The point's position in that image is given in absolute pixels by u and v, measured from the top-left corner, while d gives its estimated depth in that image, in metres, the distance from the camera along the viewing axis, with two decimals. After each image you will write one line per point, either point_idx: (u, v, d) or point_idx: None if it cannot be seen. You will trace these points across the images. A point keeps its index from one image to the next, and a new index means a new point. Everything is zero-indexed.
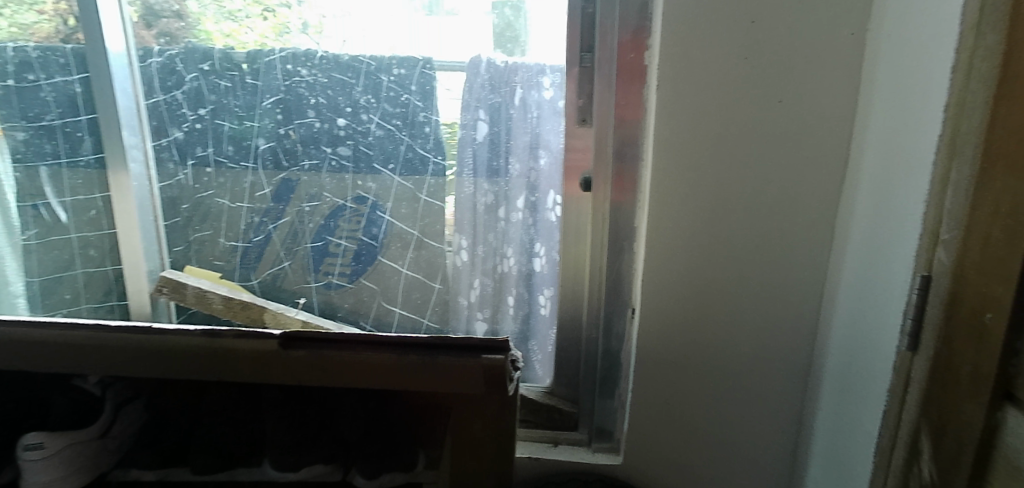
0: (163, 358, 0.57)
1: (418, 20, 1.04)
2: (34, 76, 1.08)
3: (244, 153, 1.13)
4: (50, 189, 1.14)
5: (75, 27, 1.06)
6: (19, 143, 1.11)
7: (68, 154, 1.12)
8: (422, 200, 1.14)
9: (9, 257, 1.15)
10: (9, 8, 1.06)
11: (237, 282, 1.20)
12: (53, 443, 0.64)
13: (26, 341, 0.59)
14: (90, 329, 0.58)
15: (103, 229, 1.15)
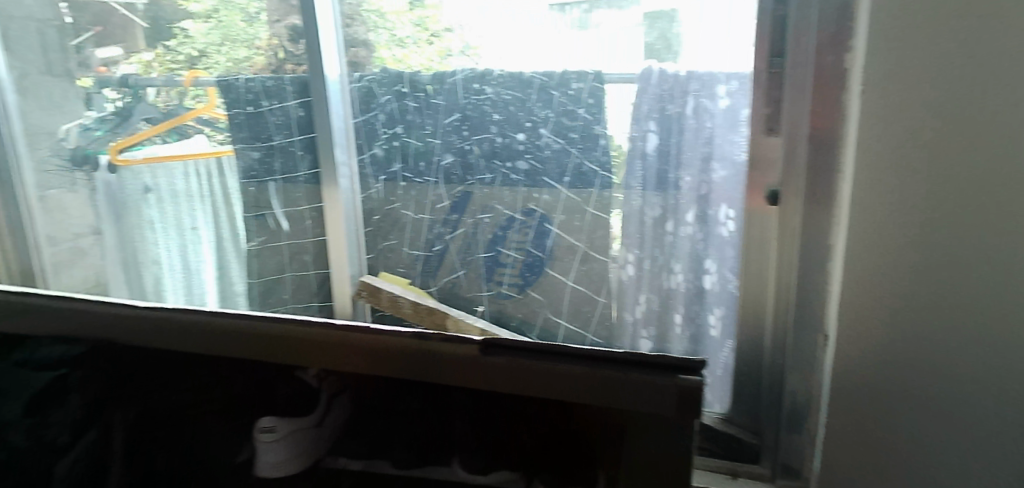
0: (377, 357, 0.63)
1: (569, 37, 1.07)
2: (267, 103, 1.24)
3: (428, 169, 1.21)
4: (276, 201, 1.30)
5: (283, 59, 1.21)
6: (253, 161, 1.28)
7: (284, 171, 1.27)
8: (589, 212, 1.14)
9: (237, 259, 1.36)
10: (227, 46, 1.24)
11: (425, 289, 1.28)
12: (282, 427, 0.67)
13: (259, 331, 0.65)
14: (318, 326, 0.64)
15: (312, 236, 1.29)
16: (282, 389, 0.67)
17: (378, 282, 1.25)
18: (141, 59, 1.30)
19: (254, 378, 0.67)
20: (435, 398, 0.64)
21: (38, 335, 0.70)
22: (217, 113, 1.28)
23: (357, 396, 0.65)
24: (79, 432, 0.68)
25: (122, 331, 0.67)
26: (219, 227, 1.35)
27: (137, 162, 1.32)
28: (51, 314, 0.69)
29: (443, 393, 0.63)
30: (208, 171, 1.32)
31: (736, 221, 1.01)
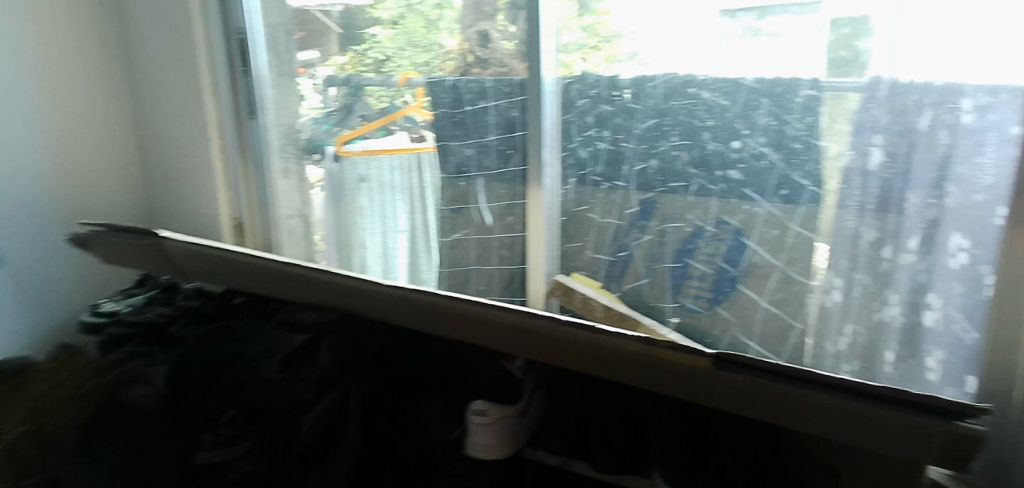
0: (599, 357, 0.62)
1: (749, 43, 1.03)
2: (484, 101, 1.27)
3: (619, 173, 1.20)
4: (482, 196, 1.33)
5: (471, 63, 1.26)
6: (467, 157, 1.31)
7: (492, 170, 1.31)
8: (793, 230, 1.06)
9: (426, 250, 1.43)
10: (409, 51, 1.31)
11: (617, 294, 1.26)
12: (492, 413, 0.69)
13: (485, 320, 0.67)
14: (541, 320, 0.64)
15: (516, 232, 1.32)
16: (488, 377, 0.72)
17: (571, 282, 1.27)
18: (335, 62, 1.37)
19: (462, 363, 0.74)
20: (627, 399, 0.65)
21: (292, 302, 0.81)
22: (425, 113, 1.33)
23: (559, 391, 0.71)
24: (318, 393, 0.70)
25: (359, 305, 0.74)
26: (413, 217, 1.43)
27: (355, 153, 1.42)
28: (306, 285, 0.78)
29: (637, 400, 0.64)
30: (409, 167, 1.40)
31: (971, 254, 0.88)
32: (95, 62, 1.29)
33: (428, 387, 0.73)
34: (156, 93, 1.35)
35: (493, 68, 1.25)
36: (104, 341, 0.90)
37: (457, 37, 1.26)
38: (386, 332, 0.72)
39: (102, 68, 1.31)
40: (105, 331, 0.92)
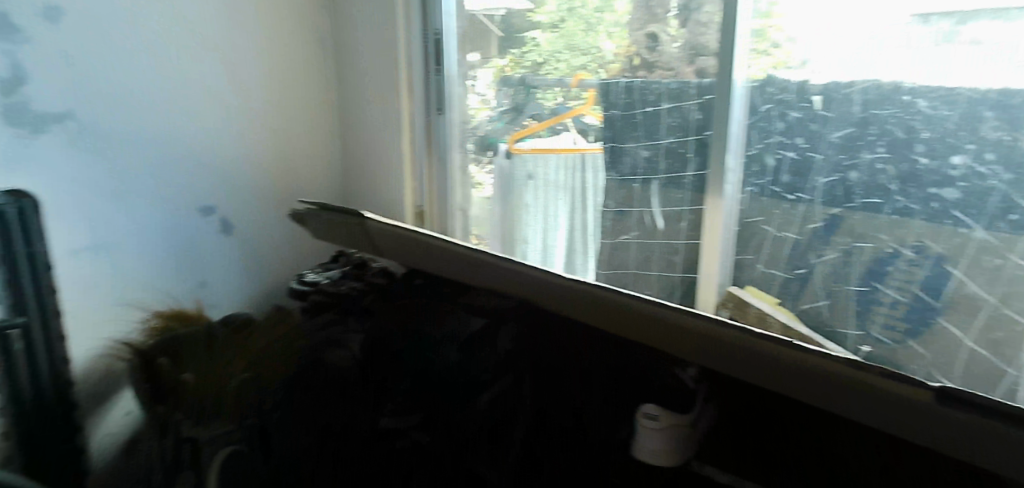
0: (780, 372, 0.58)
1: (959, 50, 0.92)
2: (662, 103, 1.20)
3: (804, 184, 1.11)
4: (655, 201, 1.26)
5: (638, 66, 1.22)
6: (641, 160, 1.26)
7: (668, 172, 1.23)
8: (1011, 262, 0.92)
9: (582, 248, 1.40)
10: (567, 55, 1.31)
11: (795, 312, 1.16)
12: (667, 417, 0.65)
13: (656, 318, 0.67)
14: (718, 324, 0.61)
15: (682, 238, 1.24)
16: (654, 378, 0.68)
17: (746, 295, 1.19)
18: (497, 64, 1.41)
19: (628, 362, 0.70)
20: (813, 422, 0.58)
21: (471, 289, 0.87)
22: (595, 113, 1.30)
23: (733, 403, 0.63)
24: (496, 374, 0.77)
25: (540, 297, 0.79)
26: (573, 216, 1.40)
27: (525, 151, 1.43)
28: (487, 271, 0.84)
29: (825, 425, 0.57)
30: (575, 167, 1.37)
31: None
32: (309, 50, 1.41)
33: (594, 382, 0.71)
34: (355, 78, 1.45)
35: (659, 72, 1.20)
36: (307, 306, 1.04)
37: (616, 39, 1.24)
38: (557, 327, 0.77)
39: (313, 56, 1.42)
40: (309, 298, 1.06)
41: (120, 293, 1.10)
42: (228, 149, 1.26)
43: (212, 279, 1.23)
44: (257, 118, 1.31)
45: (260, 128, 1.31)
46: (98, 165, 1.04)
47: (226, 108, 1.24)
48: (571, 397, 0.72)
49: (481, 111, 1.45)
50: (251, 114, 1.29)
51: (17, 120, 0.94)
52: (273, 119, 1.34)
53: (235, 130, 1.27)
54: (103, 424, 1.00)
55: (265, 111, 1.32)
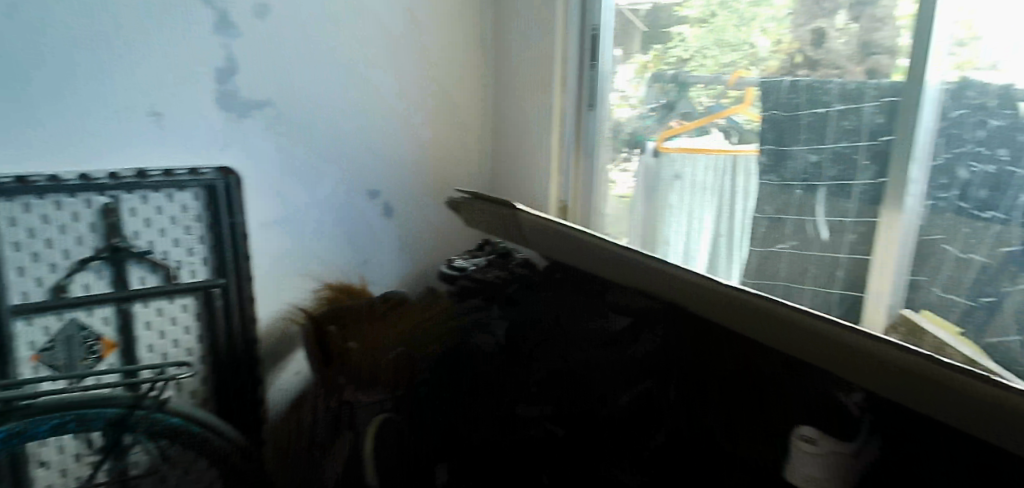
0: (879, 372, 0.56)
1: None
2: (830, 99, 1.00)
3: (1002, 206, 0.87)
4: (822, 209, 1.05)
5: (800, 63, 1.03)
6: (807, 164, 1.05)
7: (837, 178, 1.02)
8: None
9: (724, 254, 1.20)
10: (716, 50, 1.15)
11: (981, 346, 0.91)
12: (826, 444, 0.59)
13: (763, 312, 0.66)
14: (824, 324, 0.62)
15: (845, 252, 1.04)
16: (814, 394, 0.63)
17: (921, 319, 0.97)
18: (639, 60, 1.26)
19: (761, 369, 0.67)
20: (915, 423, 0.55)
21: (579, 269, 0.88)
22: (752, 113, 1.11)
23: (891, 431, 0.58)
24: (634, 374, 0.77)
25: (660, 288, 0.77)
26: (719, 221, 1.20)
27: (672, 151, 1.25)
28: (609, 262, 0.84)
29: (924, 427, 0.54)
30: (723, 169, 1.18)
31: None
32: (470, 41, 1.35)
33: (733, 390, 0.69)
34: (519, 75, 1.36)
35: (822, 72, 1.01)
36: (456, 291, 1.10)
37: (771, 36, 1.07)
38: (698, 328, 0.73)
39: (475, 47, 1.36)
40: (458, 282, 1.11)
41: (302, 264, 1.16)
42: (400, 138, 1.25)
43: (374, 258, 1.26)
44: (428, 109, 1.29)
45: (429, 118, 1.30)
46: (291, 149, 1.11)
47: (400, 97, 1.24)
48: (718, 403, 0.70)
49: (619, 108, 1.31)
50: (422, 104, 1.28)
51: (225, 104, 1.03)
52: (441, 110, 1.32)
53: (407, 119, 1.26)
54: (275, 384, 1.12)
55: (434, 102, 1.30)
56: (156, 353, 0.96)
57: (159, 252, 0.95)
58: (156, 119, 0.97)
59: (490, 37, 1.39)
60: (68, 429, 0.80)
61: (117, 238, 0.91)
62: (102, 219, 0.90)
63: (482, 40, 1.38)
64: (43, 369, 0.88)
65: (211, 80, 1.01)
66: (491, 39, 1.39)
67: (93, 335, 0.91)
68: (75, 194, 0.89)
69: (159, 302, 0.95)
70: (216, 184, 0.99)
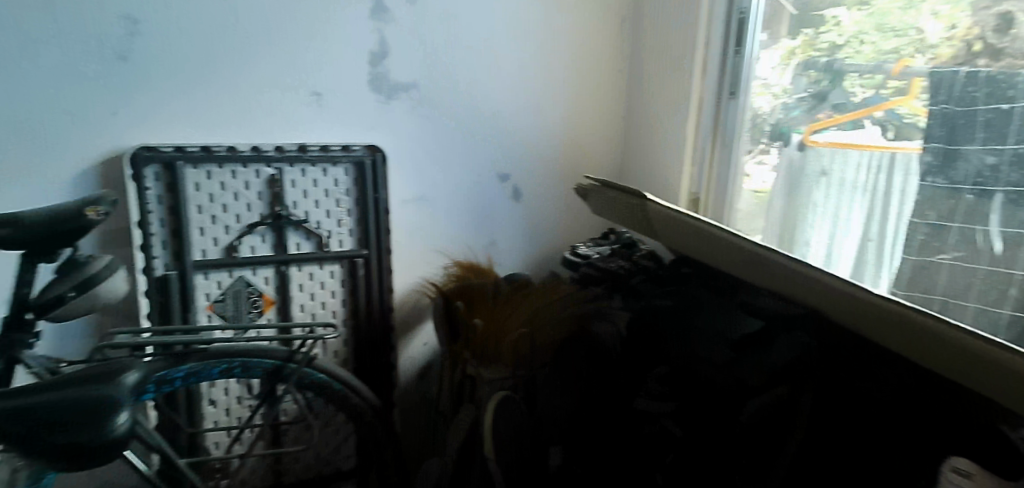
0: (1011, 386, 0.52)
1: None
2: (1016, 94, 0.85)
3: None
4: (996, 218, 0.89)
5: (979, 53, 0.88)
6: (982, 167, 0.89)
7: (1018, 184, 0.86)
8: None
9: (871, 262, 1.06)
10: (877, 35, 1.01)
11: None
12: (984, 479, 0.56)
13: (879, 308, 0.63)
14: (950, 327, 0.58)
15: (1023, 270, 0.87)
16: (965, 417, 0.60)
17: None
18: (789, 46, 1.14)
19: (904, 386, 0.65)
20: None
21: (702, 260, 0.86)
22: (917, 108, 0.96)
23: None
24: (766, 381, 0.73)
25: (776, 279, 0.74)
26: (869, 224, 1.06)
27: (820, 145, 1.11)
28: (726, 250, 0.81)
29: None
30: (877, 167, 1.03)
31: None
32: (610, 25, 1.32)
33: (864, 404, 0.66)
34: (659, 59, 1.30)
35: (1008, 61, 0.85)
36: (579, 279, 1.10)
37: (944, 20, 0.93)
38: (836, 337, 0.71)
39: (615, 32, 1.33)
40: (580, 269, 1.10)
41: (434, 241, 1.22)
42: (533, 123, 1.27)
43: (500, 240, 1.29)
44: (563, 94, 1.29)
45: (563, 103, 1.30)
46: (433, 131, 1.16)
47: (536, 82, 1.25)
48: (849, 417, 0.67)
49: (758, 97, 1.20)
50: (557, 89, 1.28)
51: (377, 86, 1.09)
52: (576, 96, 1.31)
53: (541, 104, 1.27)
54: (407, 349, 1.22)
55: (570, 87, 1.30)
56: (307, 312, 1.06)
57: (313, 222, 1.04)
58: (316, 98, 1.05)
59: (631, 20, 1.35)
60: (235, 374, 0.88)
61: (280, 207, 1.01)
62: (268, 188, 1.00)
63: (623, 24, 1.34)
64: (217, 318, 1.00)
65: (366, 63, 1.08)
66: (632, 23, 1.35)
67: (256, 292, 1.02)
68: (247, 165, 0.99)
69: (311, 268, 1.05)
70: (364, 161, 1.06)
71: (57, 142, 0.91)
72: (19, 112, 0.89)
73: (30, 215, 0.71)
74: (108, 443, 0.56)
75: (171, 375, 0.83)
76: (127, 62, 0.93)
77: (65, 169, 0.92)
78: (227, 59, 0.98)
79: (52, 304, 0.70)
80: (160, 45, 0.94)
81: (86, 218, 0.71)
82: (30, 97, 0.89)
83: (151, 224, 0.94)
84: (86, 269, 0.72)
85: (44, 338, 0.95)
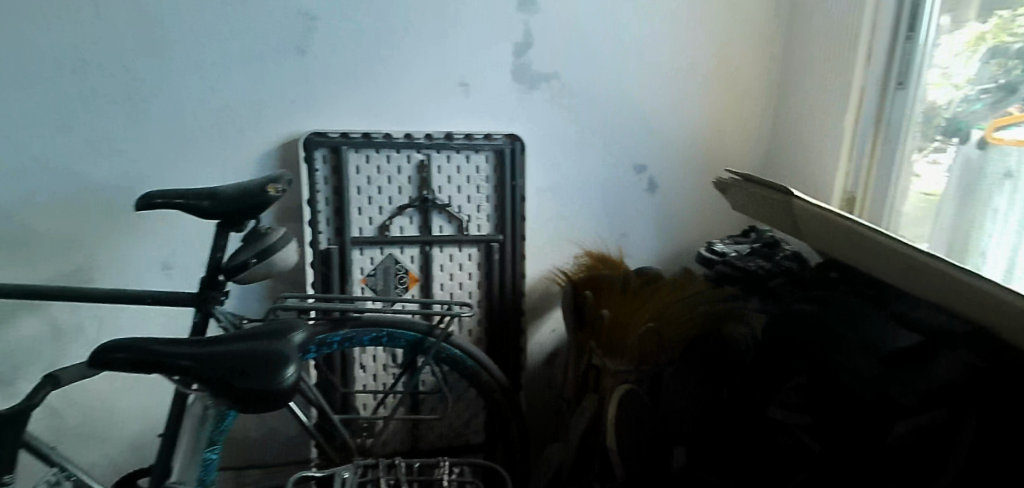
0: None
1: None
2: None
3: None
4: None
5: None
6: None
7: None
8: None
9: None
10: None
11: None
12: None
13: None
14: None
15: None
16: None
17: None
18: (976, 30, 0.98)
19: None
20: None
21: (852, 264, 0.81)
22: None
23: None
24: (921, 403, 0.67)
25: (933, 294, 0.69)
26: None
27: (1007, 143, 0.94)
28: (879, 258, 0.76)
29: None
30: None
31: None
32: (765, 11, 1.24)
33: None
34: (816, 46, 1.20)
35: None
36: (715, 277, 1.06)
37: None
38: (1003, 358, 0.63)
39: (768, 17, 1.25)
40: (716, 268, 1.06)
41: (566, 229, 1.23)
42: (673, 114, 1.23)
43: (633, 233, 1.28)
44: (707, 84, 1.24)
45: (706, 92, 1.24)
46: (572, 121, 1.17)
47: (681, 72, 1.22)
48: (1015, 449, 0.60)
49: (935, 88, 1.05)
50: (702, 79, 1.24)
51: (520, 77, 1.12)
52: (721, 86, 1.25)
53: (683, 94, 1.23)
54: (537, 335, 1.25)
55: (718, 77, 1.25)
56: (446, 291, 1.12)
57: (455, 207, 1.10)
58: (464, 88, 1.10)
59: (787, 3, 1.26)
60: (382, 342, 0.96)
61: (426, 191, 1.08)
62: (417, 173, 1.07)
63: (777, 8, 1.25)
64: (369, 291, 1.09)
65: (511, 54, 1.11)
66: (788, 6, 1.26)
67: (403, 269, 1.10)
68: (400, 151, 1.06)
69: (451, 249, 1.11)
70: (504, 149, 1.10)
71: (245, 127, 1.04)
72: (219, 100, 1.02)
73: (225, 190, 0.82)
74: (275, 392, 0.62)
75: (330, 338, 0.94)
76: (304, 55, 1.03)
77: (252, 150, 1.05)
78: (387, 51, 1.06)
79: (239, 268, 0.80)
80: (331, 40, 1.03)
81: (267, 195, 0.81)
82: (227, 87, 1.02)
83: (319, 203, 1.04)
84: (266, 240, 0.82)
85: (231, 297, 1.10)
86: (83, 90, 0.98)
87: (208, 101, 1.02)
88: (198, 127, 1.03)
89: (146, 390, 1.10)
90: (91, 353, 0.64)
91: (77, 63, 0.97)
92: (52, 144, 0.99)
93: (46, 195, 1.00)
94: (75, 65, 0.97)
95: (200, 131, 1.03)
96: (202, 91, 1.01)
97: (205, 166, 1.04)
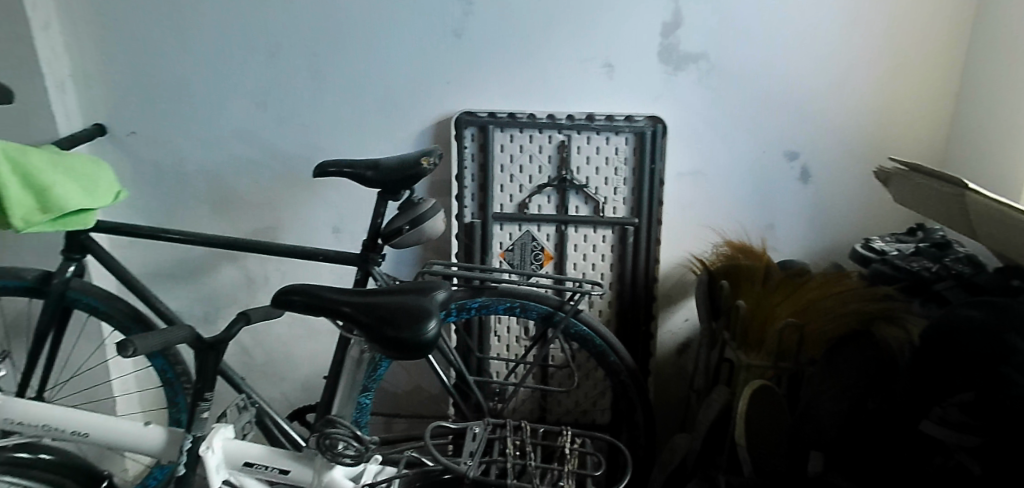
0: None
1: None
2: None
3: None
4: None
5: None
6: None
7: None
8: None
9: None
10: None
11: None
12: None
13: None
14: None
15: None
16: None
17: None
18: None
19: None
20: None
21: None
22: None
23: None
24: None
25: None
26: None
27: None
28: None
29: None
30: None
31: None
32: None
33: None
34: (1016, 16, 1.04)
35: None
36: (869, 274, 0.98)
37: None
38: None
39: None
40: (872, 265, 0.98)
41: (706, 216, 1.20)
42: (834, 96, 1.14)
43: (780, 223, 1.22)
44: (876, 63, 1.13)
45: (873, 72, 1.13)
46: (717, 104, 1.14)
47: (848, 50, 1.12)
48: None
49: None
50: (873, 58, 1.12)
51: (666, 58, 1.11)
52: (895, 65, 1.13)
53: (846, 75, 1.13)
54: (669, 321, 1.25)
55: (894, 56, 1.12)
56: (579, 270, 1.15)
57: (593, 188, 1.12)
58: (608, 70, 1.11)
59: None
60: (515, 312, 1.01)
61: (566, 171, 1.11)
62: (558, 153, 1.11)
63: None
64: (506, 264, 1.15)
65: (659, 35, 1.09)
66: None
67: (539, 246, 1.14)
68: (543, 131, 1.10)
69: (586, 229, 1.13)
70: (645, 131, 1.09)
71: (404, 107, 1.13)
72: (383, 81, 1.12)
73: (385, 163, 0.90)
74: (421, 342, 0.68)
75: (468, 304, 1.01)
76: (460, 38, 1.10)
77: (409, 128, 1.15)
78: (536, 34, 1.09)
79: (394, 234, 0.89)
80: (485, 24, 1.09)
81: (421, 167, 0.89)
82: (391, 69, 1.12)
83: (466, 179, 1.12)
84: (418, 208, 0.90)
85: (387, 259, 1.22)
86: (275, 72, 1.13)
87: (374, 82, 1.12)
88: (364, 105, 1.14)
89: (313, 340, 1.25)
90: (275, 295, 0.75)
91: (272, 47, 1.11)
92: (251, 119, 1.16)
93: (245, 162, 1.18)
94: (270, 50, 1.11)
95: (366, 109, 1.14)
96: (369, 72, 1.12)
97: (369, 141, 1.16)
